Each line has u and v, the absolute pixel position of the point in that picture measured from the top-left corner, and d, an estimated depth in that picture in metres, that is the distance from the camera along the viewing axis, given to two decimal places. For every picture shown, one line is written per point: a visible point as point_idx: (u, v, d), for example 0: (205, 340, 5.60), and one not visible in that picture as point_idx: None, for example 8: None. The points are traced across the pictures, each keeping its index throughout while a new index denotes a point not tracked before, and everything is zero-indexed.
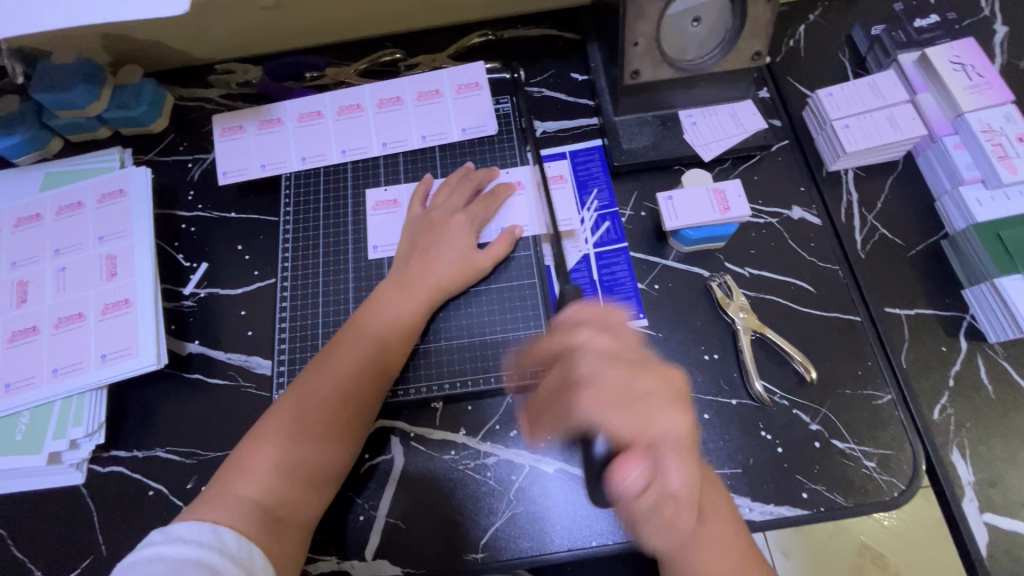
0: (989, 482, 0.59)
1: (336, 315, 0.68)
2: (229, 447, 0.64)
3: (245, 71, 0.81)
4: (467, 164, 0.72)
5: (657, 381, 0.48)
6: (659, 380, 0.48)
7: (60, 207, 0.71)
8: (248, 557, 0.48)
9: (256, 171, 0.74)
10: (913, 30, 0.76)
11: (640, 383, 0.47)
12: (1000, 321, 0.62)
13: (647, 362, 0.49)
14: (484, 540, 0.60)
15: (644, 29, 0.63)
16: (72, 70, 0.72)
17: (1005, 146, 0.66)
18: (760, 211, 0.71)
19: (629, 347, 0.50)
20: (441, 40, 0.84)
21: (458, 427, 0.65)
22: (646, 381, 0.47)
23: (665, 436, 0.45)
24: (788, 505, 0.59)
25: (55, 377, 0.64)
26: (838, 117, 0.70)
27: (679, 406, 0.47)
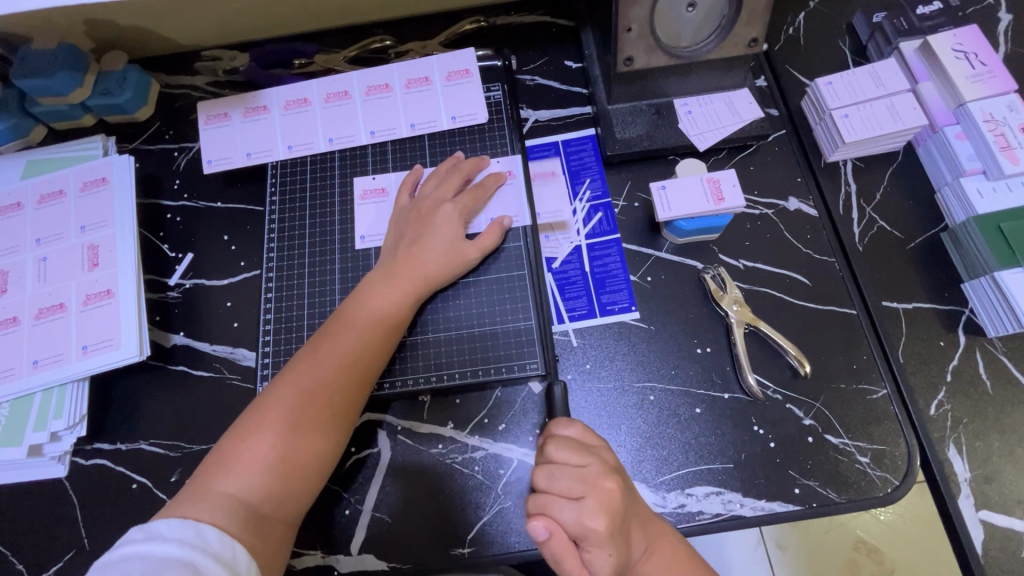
0: (986, 478, 0.58)
1: (322, 306, 0.67)
2: (213, 440, 0.63)
3: (231, 58, 0.78)
4: (456, 153, 0.70)
5: (597, 493, 0.47)
6: (592, 490, 0.46)
7: (42, 196, 0.70)
8: (231, 555, 0.47)
9: (242, 160, 0.72)
10: (915, 17, 0.74)
11: (581, 492, 0.47)
12: (999, 315, 0.61)
13: (602, 474, 0.48)
14: (471, 535, 0.59)
15: (637, 14, 0.61)
16: (54, 56, 0.70)
17: (1008, 136, 0.65)
18: (756, 202, 0.70)
19: (595, 460, 0.49)
20: (432, 27, 0.82)
21: (446, 420, 0.64)
22: (584, 492, 0.47)
23: (585, 538, 0.46)
24: (780, 501, 0.58)
25: (35, 368, 0.63)
26: (837, 106, 0.69)
27: (609, 517, 0.46)
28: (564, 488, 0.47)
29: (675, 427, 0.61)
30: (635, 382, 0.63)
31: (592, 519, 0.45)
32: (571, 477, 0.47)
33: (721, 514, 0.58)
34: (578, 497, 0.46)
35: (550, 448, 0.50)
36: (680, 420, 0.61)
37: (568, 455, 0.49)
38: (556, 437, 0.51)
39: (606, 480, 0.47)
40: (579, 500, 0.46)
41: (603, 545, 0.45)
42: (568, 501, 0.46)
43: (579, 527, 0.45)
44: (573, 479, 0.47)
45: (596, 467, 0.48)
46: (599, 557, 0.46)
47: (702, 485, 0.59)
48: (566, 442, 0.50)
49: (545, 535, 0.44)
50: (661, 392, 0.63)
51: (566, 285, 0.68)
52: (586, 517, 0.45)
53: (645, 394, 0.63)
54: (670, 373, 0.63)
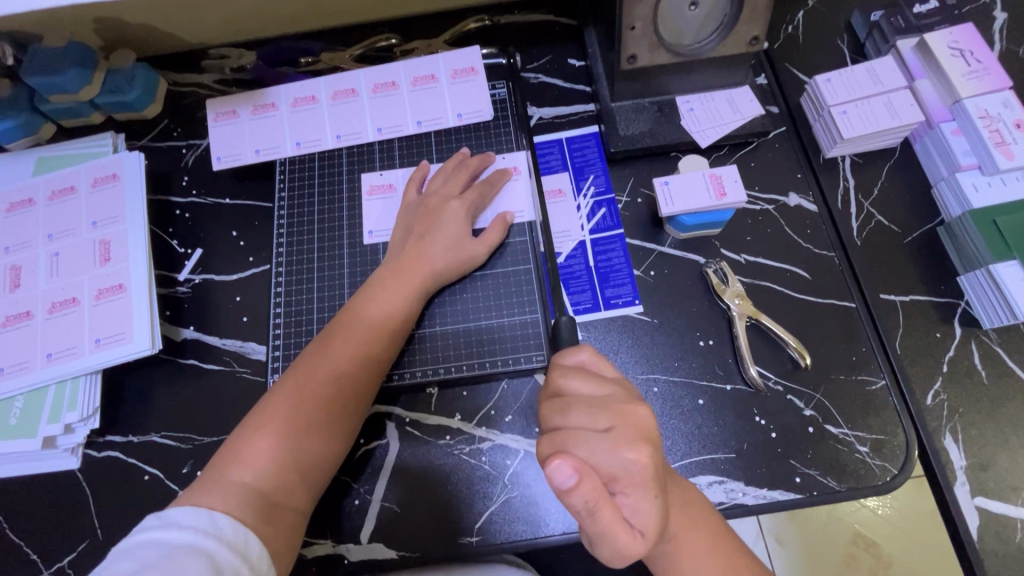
0: (981, 466, 0.60)
1: (331, 300, 0.68)
2: (224, 432, 0.64)
3: (239, 56, 0.80)
4: (461, 149, 0.71)
5: (623, 423, 0.46)
6: (619, 419, 0.46)
7: (53, 191, 0.71)
8: (244, 543, 0.48)
9: (251, 156, 0.73)
10: (912, 16, 0.75)
11: (606, 424, 0.46)
12: (994, 307, 0.63)
13: (623, 402, 0.48)
14: (479, 523, 0.60)
15: (641, 12, 0.62)
16: (63, 54, 0.71)
17: (1003, 132, 0.66)
18: (756, 198, 0.71)
19: (614, 390, 0.49)
20: (437, 26, 0.83)
21: (454, 412, 0.65)
22: (611, 422, 0.46)
23: (618, 472, 0.44)
24: (781, 490, 0.59)
25: (48, 361, 0.64)
26: (836, 103, 0.70)
27: (642, 446, 0.45)
28: (587, 421, 0.47)
29: (678, 418, 0.62)
30: (638, 373, 0.65)
31: (626, 449, 0.44)
32: (595, 411, 0.47)
33: (724, 502, 0.59)
34: (604, 428, 0.46)
35: (560, 382, 0.51)
36: (683, 411, 0.63)
37: (580, 385, 0.50)
38: (564, 372, 0.51)
39: (630, 408, 0.47)
40: (607, 430, 0.46)
41: (639, 483, 0.44)
42: (596, 434, 0.45)
43: (613, 458, 0.44)
44: (594, 411, 0.47)
45: (614, 397, 0.49)
46: (635, 496, 0.44)
47: (705, 474, 0.60)
48: (577, 373, 0.51)
49: (574, 480, 0.40)
50: (664, 383, 0.64)
51: (570, 279, 0.69)
52: (619, 446, 0.44)
53: (649, 386, 0.64)
54: (674, 365, 0.65)
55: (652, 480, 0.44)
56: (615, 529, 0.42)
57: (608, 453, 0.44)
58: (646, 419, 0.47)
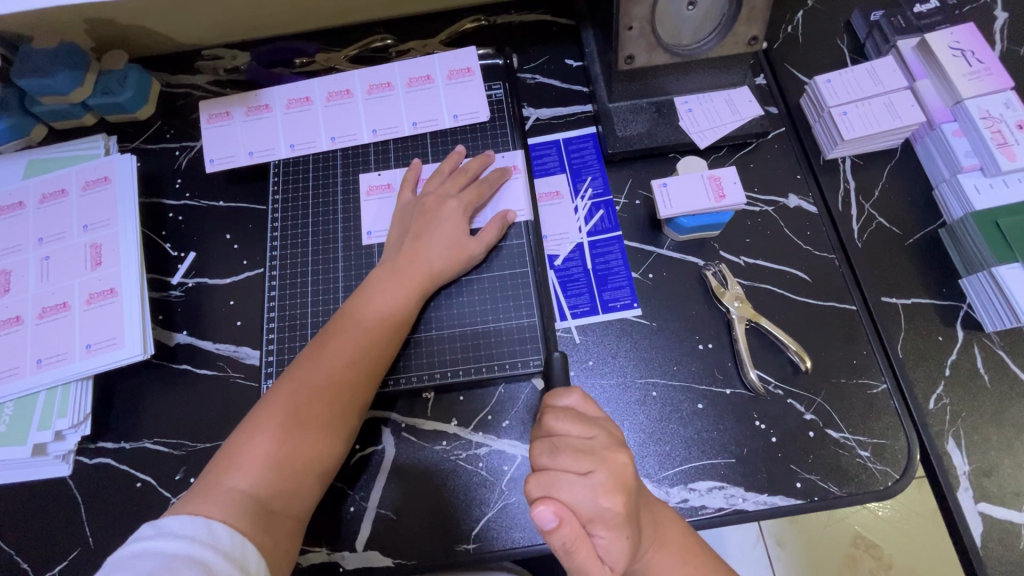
0: (984, 471, 0.59)
1: (326, 304, 0.67)
2: (218, 438, 0.64)
3: (232, 56, 0.80)
4: (458, 148, 0.70)
5: (605, 468, 0.46)
6: (601, 465, 0.46)
7: (44, 195, 0.70)
8: (241, 553, 0.47)
9: (244, 158, 0.72)
10: (912, 15, 0.74)
11: (588, 467, 0.46)
12: (997, 310, 0.62)
13: (607, 447, 0.48)
14: (476, 530, 0.60)
15: (639, 12, 0.62)
16: (54, 55, 0.71)
17: (1005, 133, 0.65)
18: (756, 199, 0.70)
19: (600, 433, 0.49)
20: (433, 26, 0.82)
21: (450, 418, 0.64)
22: (593, 467, 0.46)
23: (593, 516, 0.44)
24: (782, 495, 0.59)
25: (39, 367, 0.63)
26: (836, 104, 0.69)
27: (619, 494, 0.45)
28: (570, 465, 0.46)
29: (677, 423, 0.62)
30: (637, 378, 0.64)
31: (604, 496, 0.44)
32: (579, 453, 0.47)
33: (724, 509, 0.58)
34: (586, 472, 0.46)
35: (550, 423, 0.50)
36: (683, 416, 0.62)
37: (569, 427, 0.49)
38: (555, 412, 0.50)
39: (613, 454, 0.47)
40: (588, 475, 0.45)
41: (616, 526, 0.44)
42: (576, 478, 0.45)
43: (591, 504, 0.44)
44: (579, 455, 0.47)
45: (600, 442, 0.48)
46: (609, 537, 0.44)
47: (704, 480, 0.59)
48: (568, 414, 0.50)
49: (554, 522, 0.42)
50: (663, 387, 0.63)
51: (568, 282, 0.68)
52: (598, 494, 0.44)
53: (648, 390, 0.63)
54: (673, 369, 0.64)
55: (625, 522, 0.45)
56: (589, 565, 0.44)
57: (588, 496, 0.44)
58: (627, 465, 0.47)
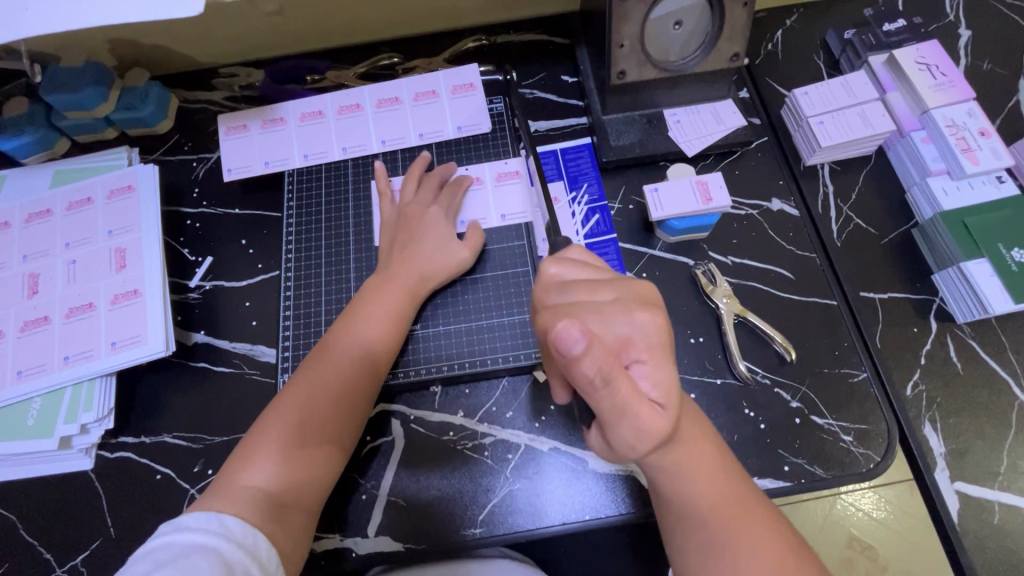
0: (960, 453, 0.63)
1: (339, 303, 0.71)
2: (234, 431, 0.67)
3: (248, 74, 0.86)
4: (424, 155, 0.75)
5: (626, 290, 0.49)
6: (624, 289, 0.49)
7: (70, 203, 0.74)
8: (253, 542, 0.51)
9: (260, 168, 0.77)
10: (882, 33, 0.80)
11: (609, 293, 0.49)
12: (966, 302, 0.66)
13: (622, 281, 0.51)
14: (483, 515, 0.63)
15: (629, 31, 0.67)
16: (82, 73, 0.75)
17: (968, 139, 0.71)
18: (741, 203, 0.75)
19: (611, 275, 0.52)
20: (437, 45, 0.87)
21: (457, 409, 0.67)
22: (617, 293, 0.49)
23: (632, 335, 0.46)
24: (771, 478, 0.62)
25: (65, 364, 0.66)
26: (813, 114, 0.74)
27: (650, 310, 0.47)
28: (594, 294, 0.49)
29: None
30: None
31: (637, 312, 0.47)
32: (597, 286, 0.49)
33: None
34: (612, 299, 0.48)
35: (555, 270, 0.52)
36: None
37: (578, 272, 0.51)
38: (559, 260, 0.52)
39: (632, 282, 0.50)
40: (614, 297, 0.48)
41: (650, 349, 0.46)
42: (602, 297, 0.48)
43: (629, 325, 0.46)
44: (601, 287, 0.49)
45: (613, 279, 0.51)
46: (648, 363, 0.45)
47: None
48: (578, 264, 0.52)
49: (583, 345, 0.39)
50: None
51: None
52: (627, 311, 0.47)
53: None
54: None
55: (663, 347, 0.46)
56: (634, 401, 0.43)
57: (620, 322, 0.46)
58: (646, 290, 0.50)
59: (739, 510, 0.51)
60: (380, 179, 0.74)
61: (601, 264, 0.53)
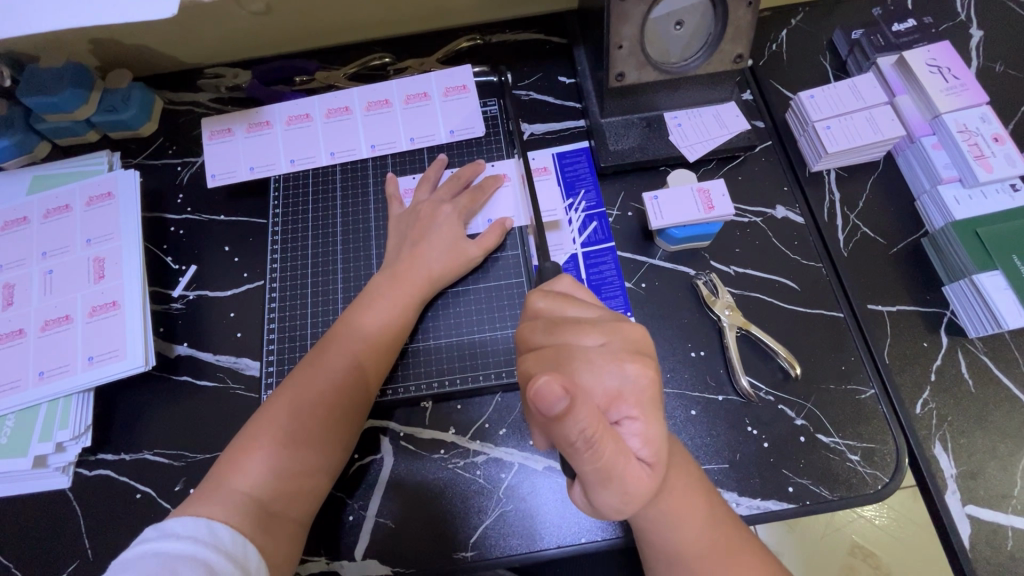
0: (971, 474, 0.60)
1: (325, 315, 0.68)
2: (217, 448, 0.64)
3: (234, 75, 0.82)
4: (441, 158, 0.73)
5: (618, 337, 0.46)
6: (613, 334, 0.46)
7: (47, 210, 0.71)
8: (243, 553, 0.48)
9: (245, 174, 0.74)
10: (891, 33, 0.77)
11: (599, 338, 0.46)
12: (979, 316, 0.64)
13: (614, 321, 0.47)
14: (474, 538, 0.60)
15: (628, 32, 0.64)
16: (60, 74, 0.72)
17: (981, 146, 0.68)
18: (744, 210, 0.72)
19: (600, 312, 0.49)
20: (429, 44, 0.84)
21: (448, 426, 0.65)
22: (605, 337, 0.46)
23: (622, 389, 0.43)
24: (774, 499, 0.60)
25: (41, 379, 0.64)
26: (819, 118, 0.71)
27: (640, 360, 0.44)
28: (583, 338, 0.46)
29: (672, 428, 0.63)
30: None
31: (627, 362, 0.44)
32: (585, 327, 0.46)
33: None
34: (601, 343, 0.45)
35: (541, 307, 0.49)
36: (677, 422, 0.63)
37: (566, 310, 0.49)
38: (547, 298, 0.49)
39: (625, 325, 0.47)
40: (603, 344, 0.45)
41: (640, 404, 0.43)
42: (590, 342, 0.45)
43: (619, 375, 0.43)
44: (591, 330, 0.46)
45: (603, 319, 0.48)
46: (639, 419, 0.43)
47: None
48: (568, 301, 0.49)
49: (566, 405, 0.36)
50: None
51: None
52: (618, 361, 0.44)
53: None
54: (667, 376, 0.65)
55: (652, 401, 0.43)
56: (619, 462, 0.40)
57: (609, 372, 0.43)
58: (640, 334, 0.47)
59: (727, 555, 0.50)
60: (391, 183, 0.72)
61: (589, 300, 0.50)
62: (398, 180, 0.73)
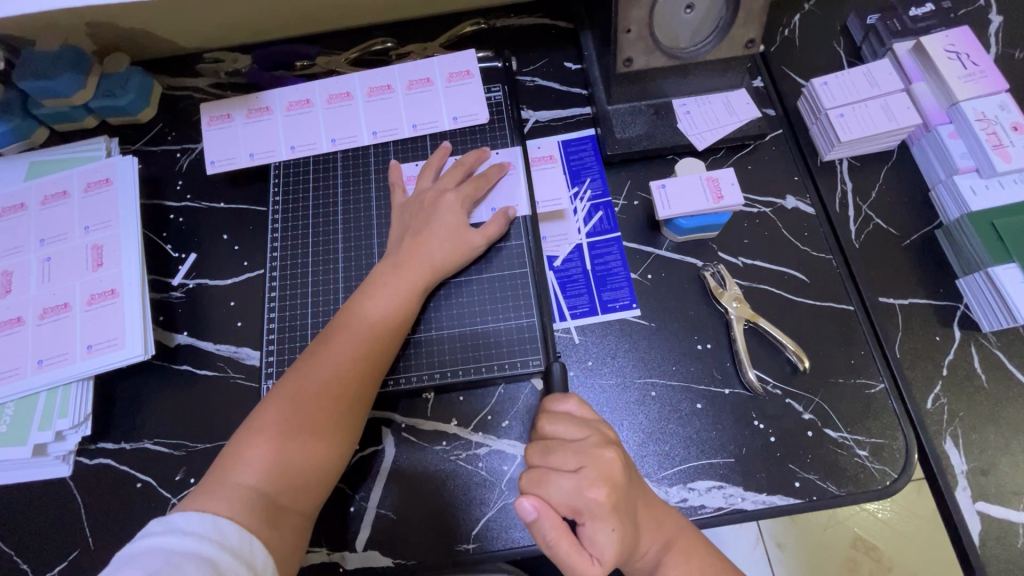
0: (982, 470, 0.59)
1: (326, 304, 0.67)
2: (217, 437, 0.64)
3: (234, 60, 0.79)
4: (444, 144, 0.71)
5: (593, 464, 0.48)
6: (589, 461, 0.48)
7: (46, 196, 0.70)
8: (248, 550, 0.47)
9: (245, 160, 0.73)
10: (908, 18, 0.75)
11: (576, 464, 0.49)
12: (993, 310, 0.62)
13: (596, 445, 0.50)
14: (476, 530, 0.60)
15: (637, 16, 0.62)
16: (58, 57, 0.71)
17: (1000, 135, 0.66)
18: (753, 200, 0.71)
19: (590, 434, 0.51)
20: (433, 29, 0.83)
21: (450, 417, 0.64)
22: (580, 463, 0.49)
23: (581, 507, 0.47)
24: (781, 495, 0.59)
25: (39, 367, 0.63)
26: (833, 106, 0.70)
27: (604, 486, 0.47)
28: (560, 462, 0.49)
29: (677, 422, 0.62)
30: (636, 378, 0.64)
31: (590, 489, 0.47)
32: (566, 451, 0.50)
33: (723, 508, 0.59)
34: (574, 469, 0.48)
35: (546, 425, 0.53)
36: (681, 416, 0.62)
37: (564, 430, 0.51)
38: (551, 416, 0.53)
39: (602, 450, 0.49)
40: (576, 471, 0.48)
41: (602, 517, 0.47)
42: (566, 473, 0.48)
43: (577, 498, 0.47)
44: (569, 453, 0.49)
45: (588, 440, 0.50)
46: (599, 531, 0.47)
47: (704, 479, 0.60)
48: (561, 417, 0.52)
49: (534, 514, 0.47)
50: (662, 387, 0.63)
51: (567, 283, 0.68)
52: (583, 488, 0.47)
53: (647, 390, 0.63)
54: (672, 369, 0.64)
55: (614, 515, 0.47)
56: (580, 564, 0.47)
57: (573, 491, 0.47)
58: (614, 460, 0.49)
59: None
60: (393, 173, 0.71)
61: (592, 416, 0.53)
62: (402, 170, 0.72)
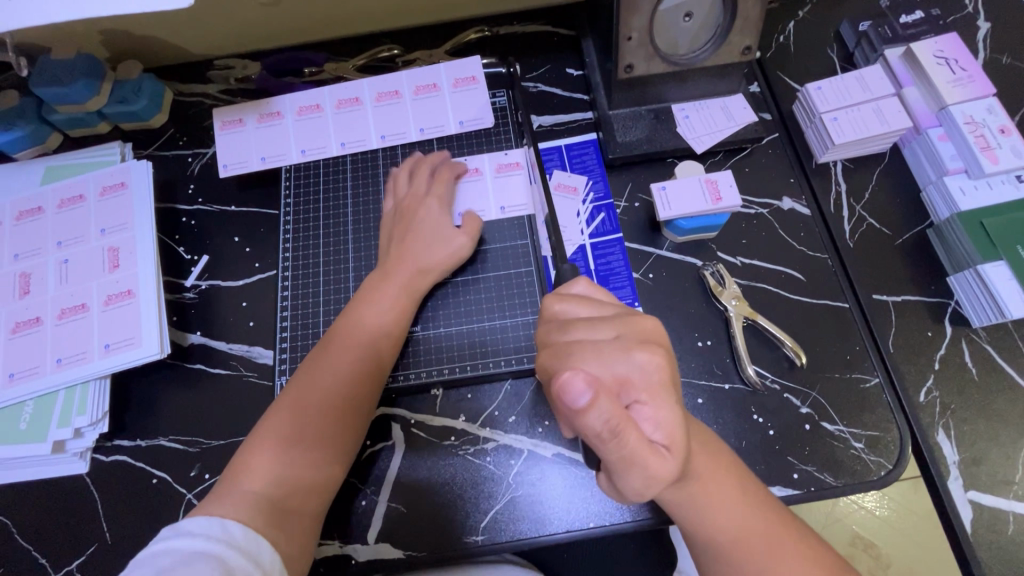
0: (973, 461, 0.61)
1: (338, 304, 0.69)
2: (231, 434, 0.65)
3: (244, 66, 0.82)
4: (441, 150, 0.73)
5: (629, 329, 0.47)
6: (624, 327, 0.47)
7: (62, 200, 0.72)
8: (256, 549, 0.49)
9: (256, 164, 0.74)
10: (899, 25, 0.77)
11: (611, 331, 0.47)
12: (982, 305, 0.64)
13: (628, 315, 0.49)
14: (484, 522, 0.61)
15: (637, 23, 0.64)
16: (72, 65, 0.72)
17: (988, 137, 0.68)
18: (751, 202, 0.73)
19: (613, 311, 0.50)
20: (437, 37, 0.85)
21: (458, 413, 0.66)
22: (617, 331, 0.47)
23: (631, 376, 0.44)
24: (780, 485, 0.61)
25: (58, 366, 0.65)
26: (827, 110, 0.72)
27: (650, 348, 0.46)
28: (592, 334, 0.47)
29: None
30: None
31: (636, 351, 0.45)
32: (597, 321, 0.48)
33: None
34: (613, 337, 0.47)
35: (559, 308, 0.51)
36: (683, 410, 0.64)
37: (580, 308, 0.50)
38: (560, 298, 0.51)
39: (632, 319, 0.48)
40: (614, 337, 0.47)
41: (651, 390, 0.44)
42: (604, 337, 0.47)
43: (624, 363, 0.45)
44: (598, 326, 0.48)
45: (616, 313, 0.49)
46: (649, 403, 0.43)
47: None
48: (576, 298, 0.51)
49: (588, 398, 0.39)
50: None
51: None
52: (628, 351, 0.45)
53: None
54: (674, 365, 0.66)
55: (664, 387, 0.44)
56: (642, 454, 0.41)
57: (616, 360, 0.45)
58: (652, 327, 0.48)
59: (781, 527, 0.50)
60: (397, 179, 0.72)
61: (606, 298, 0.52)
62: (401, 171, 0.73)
